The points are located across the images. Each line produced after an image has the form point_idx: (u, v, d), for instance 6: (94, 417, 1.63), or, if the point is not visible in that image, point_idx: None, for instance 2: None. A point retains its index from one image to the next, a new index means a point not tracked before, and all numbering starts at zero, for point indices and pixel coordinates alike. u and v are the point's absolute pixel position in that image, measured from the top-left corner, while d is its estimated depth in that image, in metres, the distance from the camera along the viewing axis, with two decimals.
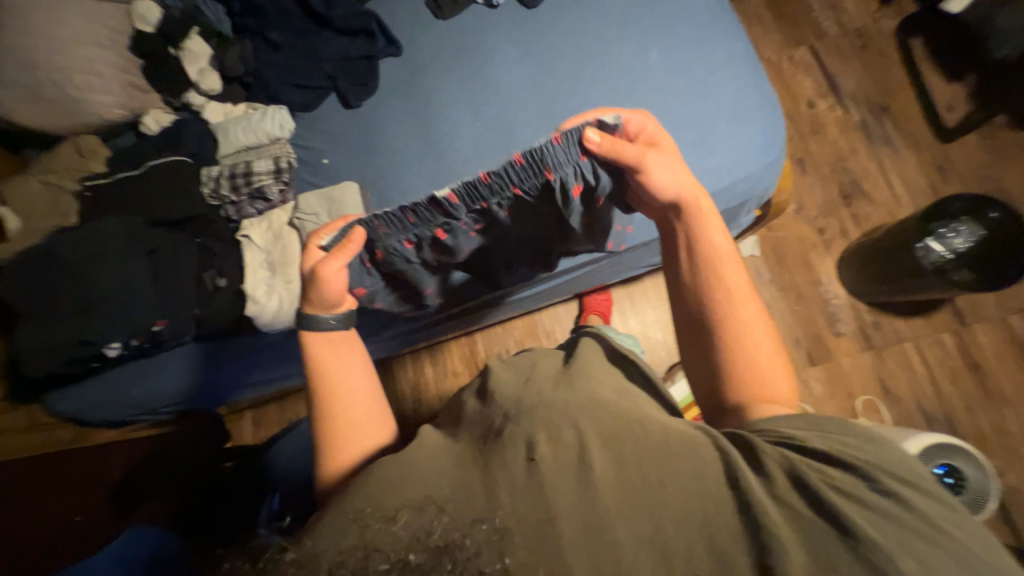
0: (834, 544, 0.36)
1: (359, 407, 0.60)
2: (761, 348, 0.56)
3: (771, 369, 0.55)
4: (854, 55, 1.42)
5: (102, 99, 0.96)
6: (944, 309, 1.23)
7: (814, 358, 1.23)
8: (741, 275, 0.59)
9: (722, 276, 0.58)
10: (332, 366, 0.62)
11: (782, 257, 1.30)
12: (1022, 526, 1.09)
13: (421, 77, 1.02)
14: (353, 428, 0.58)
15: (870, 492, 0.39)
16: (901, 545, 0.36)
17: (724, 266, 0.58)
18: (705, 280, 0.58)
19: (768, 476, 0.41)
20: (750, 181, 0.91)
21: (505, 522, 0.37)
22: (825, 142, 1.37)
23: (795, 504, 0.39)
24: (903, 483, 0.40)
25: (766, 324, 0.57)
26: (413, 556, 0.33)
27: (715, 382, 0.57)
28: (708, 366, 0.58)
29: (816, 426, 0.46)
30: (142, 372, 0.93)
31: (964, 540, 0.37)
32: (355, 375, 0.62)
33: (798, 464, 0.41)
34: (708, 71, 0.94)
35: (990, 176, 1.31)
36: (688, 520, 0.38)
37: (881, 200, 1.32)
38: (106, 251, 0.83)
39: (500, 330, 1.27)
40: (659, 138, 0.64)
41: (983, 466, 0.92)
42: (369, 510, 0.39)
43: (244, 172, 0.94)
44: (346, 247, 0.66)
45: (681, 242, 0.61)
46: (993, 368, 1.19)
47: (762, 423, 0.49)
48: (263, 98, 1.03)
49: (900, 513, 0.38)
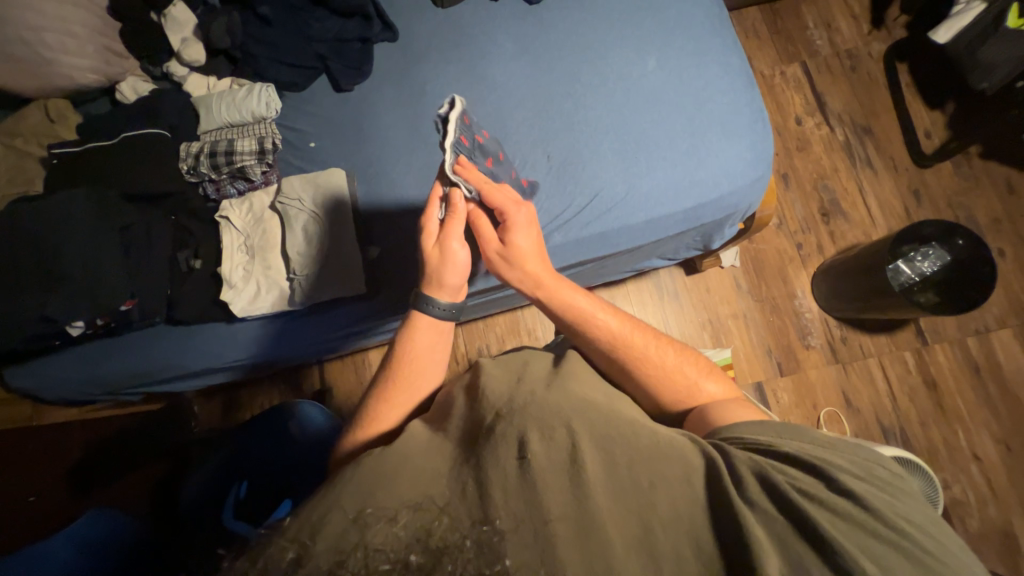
0: (803, 548, 0.38)
1: (410, 400, 0.61)
2: (667, 366, 0.61)
3: (686, 384, 0.60)
4: (843, 76, 1.45)
5: (77, 62, 0.91)
6: (908, 329, 1.29)
7: (783, 369, 1.28)
8: (611, 319, 0.63)
9: (590, 331, 0.63)
10: (416, 345, 0.63)
11: (762, 269, 1.33)
12: (965, 536, 1.16)
13: (416, 65, 1.00)
14: (392, 417, 0.60)
15: (836, 496, 0.40)
16: (862, 549, 0.38)
17: (589, 318, 0.63)
18: (578, 336, 0.64)
19: (739, 479, 0.42)
20: (736, 196, 0.92)
21: (504, 523, 0.36)
22: (809, 159, 1.41)
23: (766, 506, 0.40)
24: (870, 487, 0.41)
25: (660, 346, 0.62)
26: (413, 557, 0.31)
27: (661, 397, 0.60)
28: (647, 389, 0.61)
29: (776, 432, 0.49)
30: (150, 341, 0.90)
31: (928, 544, 0.38)
32: (426, 359, 0.63)
33: (766, 466, 0.43)
34: (703, 83, 0.95)
35: (960, 203, 1.37)
36: (679, 521, 0.39)
37: (858, 220, 1.37)
38: (74, 224, 0.79)
39: (482, 326, 1.27)
40: (507, 210, 0.65)
41: (932, 479, 0.96)
42: (369, 511, 0.37)
43: (226, 150, 0.91)
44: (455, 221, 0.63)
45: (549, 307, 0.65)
46: (949, 386, 1.26)
47: (729, 432, 0.51)
48: (249, 74, 1.00)
49: (866, 518, 0.39)
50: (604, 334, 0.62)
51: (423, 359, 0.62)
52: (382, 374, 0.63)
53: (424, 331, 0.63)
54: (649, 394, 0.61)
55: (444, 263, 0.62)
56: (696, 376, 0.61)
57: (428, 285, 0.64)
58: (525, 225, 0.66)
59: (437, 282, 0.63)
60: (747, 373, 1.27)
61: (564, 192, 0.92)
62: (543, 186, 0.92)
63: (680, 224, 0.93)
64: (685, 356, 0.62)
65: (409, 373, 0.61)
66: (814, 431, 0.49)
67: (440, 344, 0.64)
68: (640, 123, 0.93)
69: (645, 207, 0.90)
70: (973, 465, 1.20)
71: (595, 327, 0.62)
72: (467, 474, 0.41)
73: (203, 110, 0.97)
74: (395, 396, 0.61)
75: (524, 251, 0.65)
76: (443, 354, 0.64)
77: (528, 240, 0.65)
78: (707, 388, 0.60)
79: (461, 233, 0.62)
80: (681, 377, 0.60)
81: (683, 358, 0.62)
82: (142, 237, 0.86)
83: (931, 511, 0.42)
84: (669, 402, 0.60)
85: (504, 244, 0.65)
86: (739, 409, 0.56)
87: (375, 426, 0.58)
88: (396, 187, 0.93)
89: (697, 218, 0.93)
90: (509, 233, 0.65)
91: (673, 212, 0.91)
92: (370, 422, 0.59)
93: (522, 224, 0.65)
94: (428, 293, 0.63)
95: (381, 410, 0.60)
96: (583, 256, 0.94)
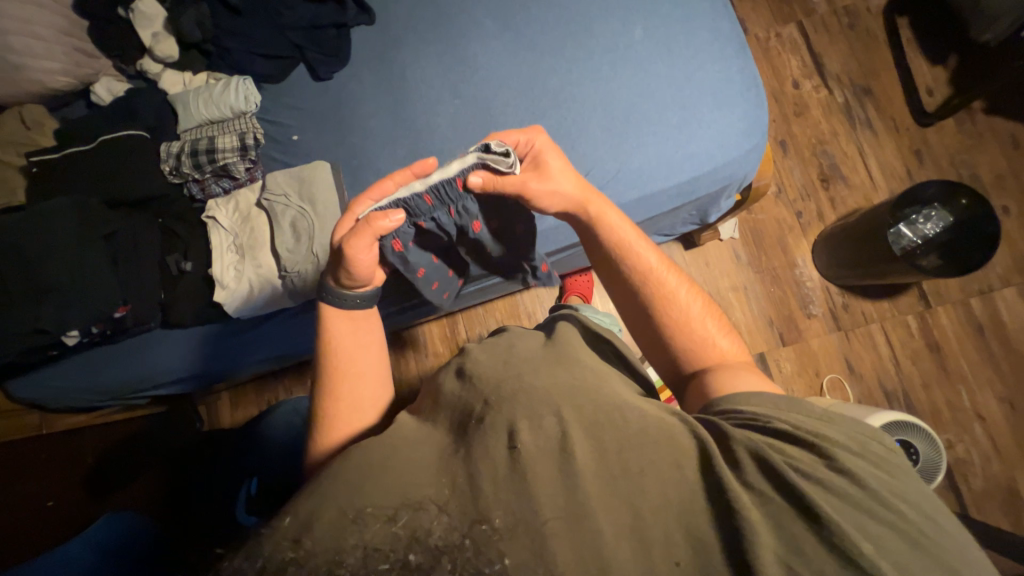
0: (799, 525, 0.38)
1: (362, 393, 0.61)
2: (694, 314, 0.60)
3: (706, 334, 0.59)
4: (840, 34, 1.40)
5: (46, 66, 0.88)
6: (910, 292, 1.27)
7: (785, 338, 1.27)
8: (654, 255, 0.64)
9: (638, 258, 0.63)
10: (352, 350, 0.63)
11: (760, 239, 1.32)
12: (968, 493, 1.17)
13: (395, 49, 0.97)
14: (350, 410, 0.60)
15: (830, 474, 0.40)
16: (857, 525, 0.38)
17: (631, 245, 0.63)
18: (624, 268, 0.63)
19: (737, 462, 0.41)
20: (731, 166, 0.90)
21: (502, 521, 0.37)
22: (807, 124, 1.37)
23: (763, 487, 0.40)
24: (864, 465, 0.41)
25: (691, 293, 0.62)
26: (413, 557, 0.34)
27: (673, 356, 0.60)
28: (659, 341, 0.61)
29: (771, 405, 0.48)
30: (132, 351, 0.90)
31: (919, 521, 0.38)
32: (370, 361, 0.64)
33: (762, 446, 0.42)
34: (691, 52, 0.92)
35: (963, 161, 1.34)
36: (669, 507, 0.39)
37: (858, 183, 1.34)
38: (55, 235, 0.78)
39: (481, 311, 1.26)
40: (543, 142, 0.67)
41: (935, 443, 0.97)
42: (369, 509, 0.38)
43: (207, 148, 0.89)
44: (372, 225, 0.61)
45: (592, 235, 0.66)
46: (952, 348, 1.25)
47: (723, 403, 0.50)
48: (225, 69, 0.97)
49: (860, 496, 0.39)
50: (640, 266, 0.63)
51: (362, 355, 0.63)
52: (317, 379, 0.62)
53: (340, 324, 0.64)
54: (663, 340, 0.61)
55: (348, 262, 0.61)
56: (714, 331, 0.60)
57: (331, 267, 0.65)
58: (554, 150, 0.68)
59: (338, 276, 0.64)
60: (749, 344, 1.27)
61: None
62: None
63: (673, 199, 0.92)
64: (709, 312, 0.62)
65: (343, 363, 0.62)
66: (807, 403, 0.48)
67: (362, 330, 0.65)
68: (628, 97, 0.90)
69: (636, 183, 0.88)
70: (976, 424, 1.21)
71: (634, 260, 0.63)
72: (458, 466, 0.41)
73: (180, 109, 0.94)
74: (341, 389, 0.61)
75: (557, 171, 0.66)
76: (371, 338, 0.65)
77: (558, 161, 0.67)
78: (720, 344, 0.59)
79: (372, 257, 0.62)
80: (700, 328, 0.60)
81: (706, 312, 0.61)
82: (130, 244, 0.85)
83: (922, 484, 0.42)
84: (682, 355, 0.59)
85: (540, 166, 0.66)
86: (745, 371, 0.55)
87: (333, 432, 0.59)
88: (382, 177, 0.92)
89: (691, 192, 0.91)
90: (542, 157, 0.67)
91: (667, 187, 0.89)
92: (327, 427, 0.59)
93: (548, 146, 0.67)
94: (336, 287, 0.65)
95: (335, 415, 0.60)
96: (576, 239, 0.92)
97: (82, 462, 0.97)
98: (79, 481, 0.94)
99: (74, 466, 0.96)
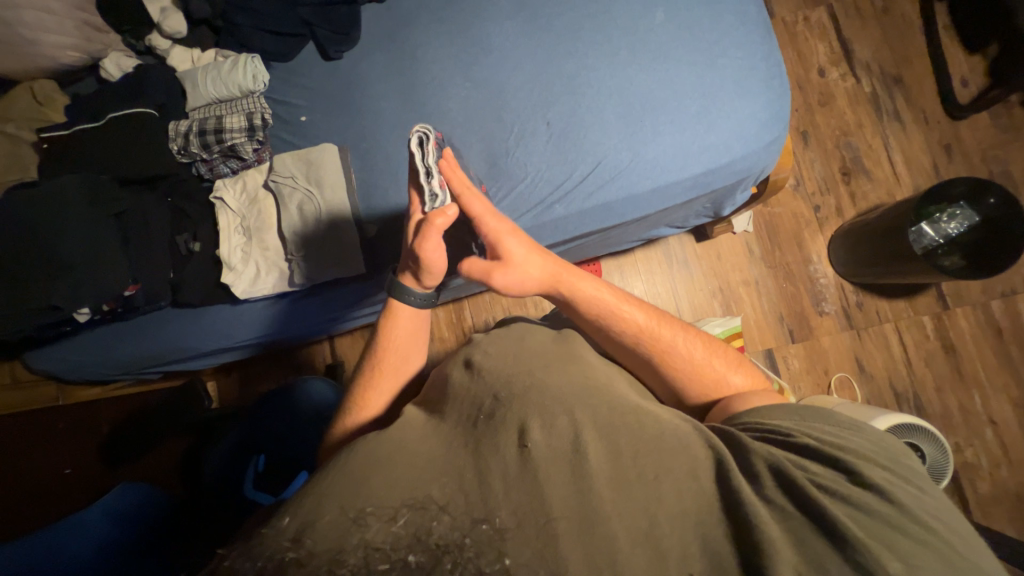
0: (821, 544, 0.37)
1: (389, 380, 0.63)
2: (694, 360, 0.60)
3: (711, 374, 0.60)
4: (873, 20, 1.33)
5: (57, 41, 0.87)
6: (928, 293, 1.24)
7: (795, 335, 1.25)
8: (638, 312, 0.62)
9: (626, 320, 0.61)
10: (404, 345, 0.64)
11: (775, 234, 1.28)
12: (974, 498, 1.15)
13: (407, 29, 0.94)
14: (379, 402, 0.62)
15: (854, 488, 0.41)
16: (886, 543, 0.37)
17: (613, 311, 0.62)
18: (614, 330, 0.62)
19: (756, 476, 0.42)
20: (750, 159, 0.87)
21: (504, 521, 0.37)
22: (832, 114, 1.31)
23: (781, 501, 0.40)
24: (886, 475, 0.42)
25: (689, 339, 0.61)
26: (413, 557, 0.33)
27: (676, 391, 0.61)
28: (665, 384, 0.62)
29: (796, 414, 0.49)
30: (143, 330, 0.91)
31: (948, 535, 0.38)
32: (410, 348, 0.65)
33: (780, 460, 0.43)
34: (715, 36, 0.88)
35: (994, 157, 1.28)
36: (684, 515, 0.39)
37: (881, 178, 1.29)
38: (67, 216, 0.78)
39: (488, 299, 1.26)
40: (487, 218, 0.62)
41: (943, 446, 0.94)
42: (369, 510, 0.38)
43: (215, 128, 0.89)
44: (432, 224, 0.59)
45: (575, 308, 0.63)
46: (969, 351, 1.22)
47: (748, 417, 0.51)
48: (234, 47, 0.96)
49: (884, 509, 0.39)
50: (630, 329, 0.61)
51: (402, 349, 0.64)
52: (366, 357, 0.65)
53: (406, 319, 0.65)
54: (673, 383, 0.60)
55: (423, 268, 0.61)
56: (724, 370, 0.60)
57: (407, 274, 0.65)
58: (511, 230, 0.63)
59: (416, 274, 0.63)
60: (757, 340, 1.24)
61: (565, 161, 0.87)
62: (544, 154, 0.88)
63: (689, 191, 0.88)
64: (714, 350, 0.62)
65: (396, 360, 0.64)
66: (832, 413, 0.49)
67: (418, 326, 0.66)
68: (645, 84, 0.87)
69: (652, 174, 0.86)
70: (987, 429, 1.18)
71: (621, 323, 0.61)
72: (467, 461, 0.42)
73: (189, 86, 0.94)
74: (381, 381, 0.63)
75: (519, 258, 0.62)
76: (422, 335, 0.67)
77: (519, 247, 0.62)
78: (733, 381, 0.60)
79: (443, 255, 0.61)
80: (709, 371, 0.60)
81: (710, 352, 0.61)
82: (139, 222, 0.87)
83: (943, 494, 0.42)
84: (691, 396, 0.60)
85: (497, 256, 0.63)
86: (755, 396, 0.57)
87: (361, 413, 0.61)
88: (390, 162, 0.90)
89: (707, 184, 0.88)
90: (499, 243, 0.62)
91: (682, 178, 0.86)
92: (357, 409, 0.61)
93: (506, 232, 0.62)
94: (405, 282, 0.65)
95: (367, 396, 0.62)
96: (587, 229, 0.90)
97: (97, 430, 1.02)
98: (93, 451, 1.01)
99: (90, 434, 1.02)
